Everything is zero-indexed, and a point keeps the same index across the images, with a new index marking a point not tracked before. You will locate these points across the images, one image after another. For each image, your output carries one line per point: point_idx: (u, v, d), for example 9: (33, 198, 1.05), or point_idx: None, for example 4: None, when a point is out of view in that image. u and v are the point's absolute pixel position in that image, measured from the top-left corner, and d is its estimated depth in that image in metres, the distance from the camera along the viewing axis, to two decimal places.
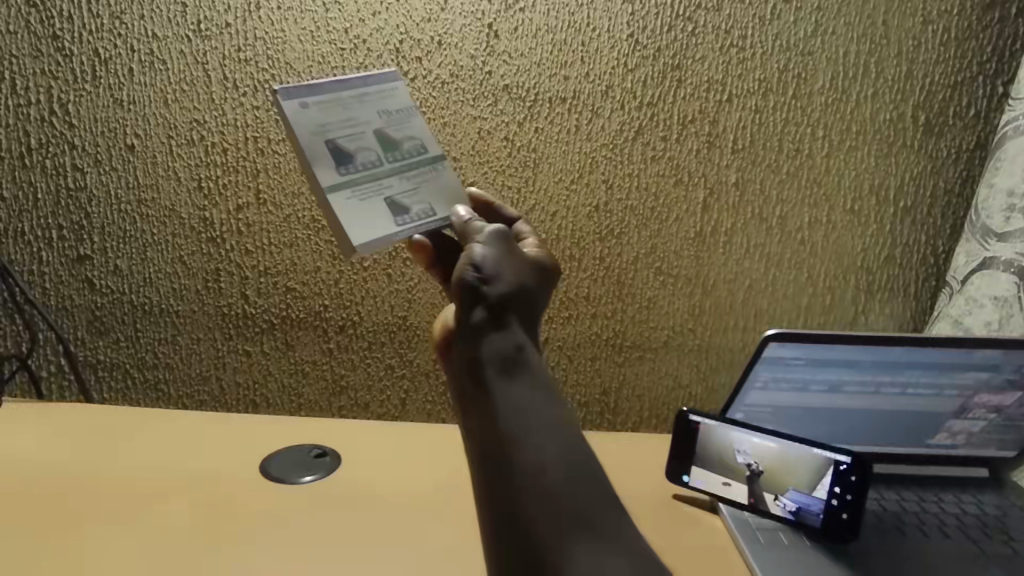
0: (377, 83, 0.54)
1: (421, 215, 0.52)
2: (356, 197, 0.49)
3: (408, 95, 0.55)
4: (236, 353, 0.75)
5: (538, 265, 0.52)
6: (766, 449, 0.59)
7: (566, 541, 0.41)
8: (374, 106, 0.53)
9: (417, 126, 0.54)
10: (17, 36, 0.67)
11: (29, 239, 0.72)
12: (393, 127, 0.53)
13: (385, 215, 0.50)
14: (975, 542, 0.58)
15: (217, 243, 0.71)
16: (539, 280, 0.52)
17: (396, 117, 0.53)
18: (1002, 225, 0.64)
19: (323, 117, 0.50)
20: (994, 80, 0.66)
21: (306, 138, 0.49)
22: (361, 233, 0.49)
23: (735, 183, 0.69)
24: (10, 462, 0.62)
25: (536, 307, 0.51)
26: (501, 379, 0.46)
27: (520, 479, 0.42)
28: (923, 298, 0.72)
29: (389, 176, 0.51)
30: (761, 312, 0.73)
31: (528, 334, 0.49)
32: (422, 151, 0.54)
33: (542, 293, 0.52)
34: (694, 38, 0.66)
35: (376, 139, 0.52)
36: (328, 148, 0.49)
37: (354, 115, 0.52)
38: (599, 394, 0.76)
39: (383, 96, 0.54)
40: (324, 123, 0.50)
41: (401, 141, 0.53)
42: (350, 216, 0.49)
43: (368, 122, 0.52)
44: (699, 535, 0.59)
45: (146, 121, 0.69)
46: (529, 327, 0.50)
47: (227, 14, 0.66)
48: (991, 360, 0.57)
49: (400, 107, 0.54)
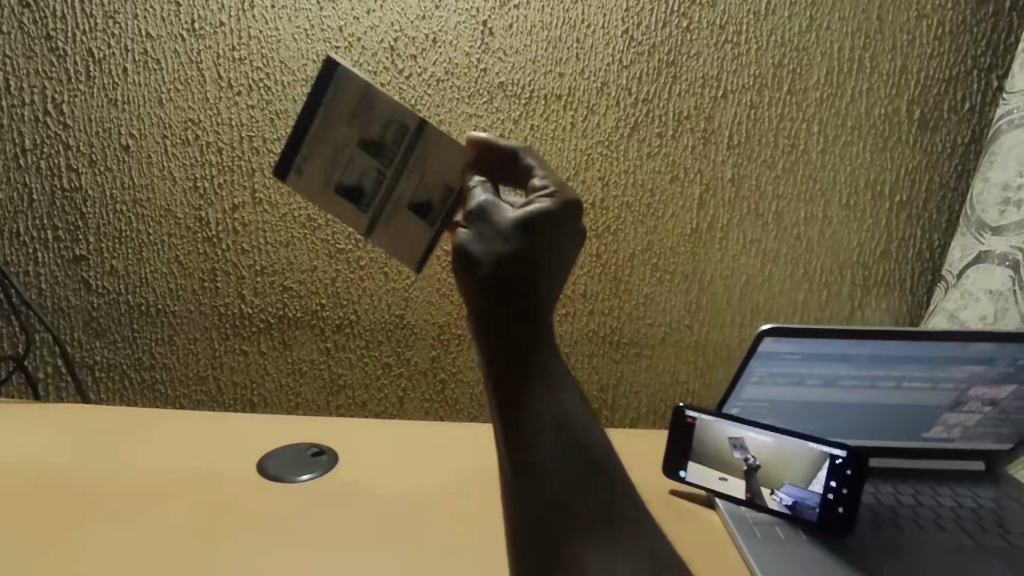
0: (325, 84, 0.53)
1: (442, 201, 0.54)
2: (385, 224, 0.56)
3: (355, 74, 0.53)
4: (233, 352, 0.75)
5: (541, 228, 0.47)
6: (763, 443, 0.59)
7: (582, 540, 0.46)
8: (342, 118, 0.54)
9: (382, 107, 0.54)
10: (11, 36, 0.67)
11: (25, 240, 0.72)
12: (368, 127, 0.54)
13: (413, 223, 0.55)
14: (971, 533, 0.58)
15: (213, 242, 0.71)
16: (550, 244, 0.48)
17: (364, 112, 0.54)
18: (997, 218, 0.65)
19: (319, 169, 0.55)
20: (989, 74, 0.66)
21: (321, 200, 0.56)
22: (408, 253, 0.56)
23: (731, 178, 0.70)
24: (9, 462, 0.62)
25: (549, 280, 0.49)
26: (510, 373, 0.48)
27: (540, 478, 0.47)
28: (919, 291, 0.72)
29: (393, 184, 0.55)
30: (758, 307, 0.73)
31: (539, 313, 0.48)
32: (405, 131, 0.54)
33: (554, 265, 0.49)
34: (689, 34, 0.66)
35: (365, 156, 0.54)
36: (339, 194, 0.55)
37: (337, 142, 0.54)
38: (598, 391, 0.76)
39: (340, 101, 0.54)
40: (321, 169, 0.55)
41: (382, 135, 0.54)
42: (397, 241, 0.56)
43: (349, 140, 0.54)
44: (697, 529, 0.59)
45: (141, 121, 0.69)
46: (542, 310, 0.48)
47: (221, 13, 0.66)
48: (985, 353, 0.57)
49: (358, 98, 0.54)
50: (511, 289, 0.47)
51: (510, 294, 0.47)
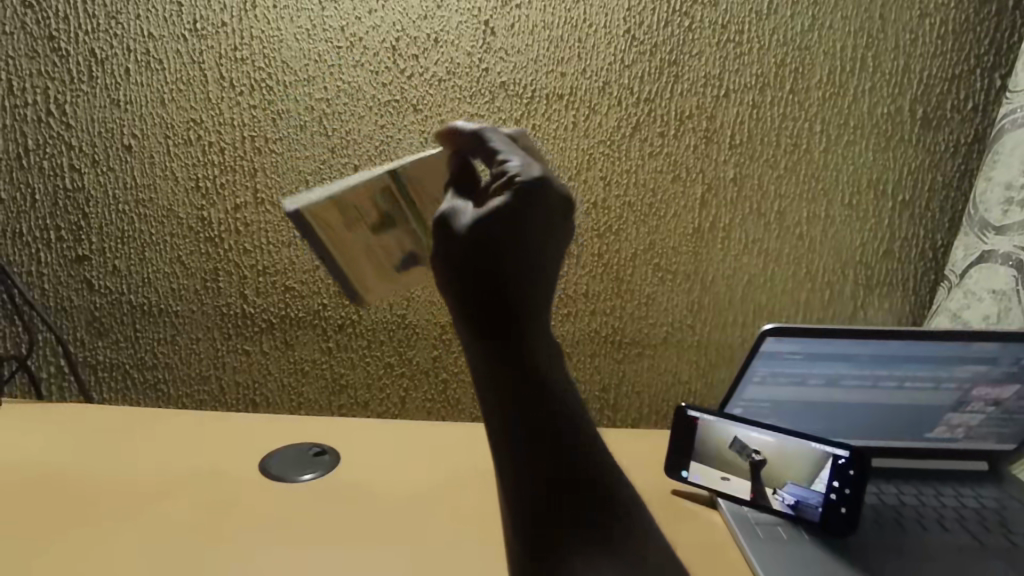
0: (307, 230, 0.47)
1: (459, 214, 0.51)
2: None
3: (315, 200, 0.47)
4: (236, 352, 0.75)
5: (509, 213, 0.41)
6: (765, 443, 0.59)
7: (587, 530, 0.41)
8: (348, 228, 0.48)
9: (356, 194, 0.48)
10: (13, 37, 0.67)
11: (27, 240, 0.72)
12: (369, 217, 0.49)
13: None
14: (973, 533, 0.58)
15: (215, 242, 0.71)
16: (525, 216, 0.41)
17: (351, 212, 0.48)
18: (1000, 218, 0.64)
19: (370, 274, 0.50)
20: (992, 72, 0.66)
21: (396, 289, 0.51)
22: None
23: (733, 178, 0.69)
24: (11, 461, 0.62)
25: (529, 255, 0.42)
26: (495, 382, 0.42)
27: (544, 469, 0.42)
28: (922, 291, 0.72)
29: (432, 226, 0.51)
30: (760, 307, 0.73)
31: (522, 291, 0.42)
32: (392, 191, 0.49)
33: (525, 254, 0.42)
34: (691, 33, 0.66)
35: (389, 236, 0.50)
36: (407, 269, 0.50)
37: (363, 248, 0.49)
38: (599, 391, 0.76)
39: (332, 223, 0.48)
40: (373, 272, 0.50)
41: (386, 208, 0.49)
42: None
43: (369, 233, 0.49)
44: (698, 530, 0.59)
45: (143, 121, 0.69)
46: (534, 292, 0.42)
47: (222, 13, 0.66)
48: (988, 352, 0.57)
49: (338, 205, 0.48)
50: (493, 267, 0.41)
51: (478, 292, 0.41)
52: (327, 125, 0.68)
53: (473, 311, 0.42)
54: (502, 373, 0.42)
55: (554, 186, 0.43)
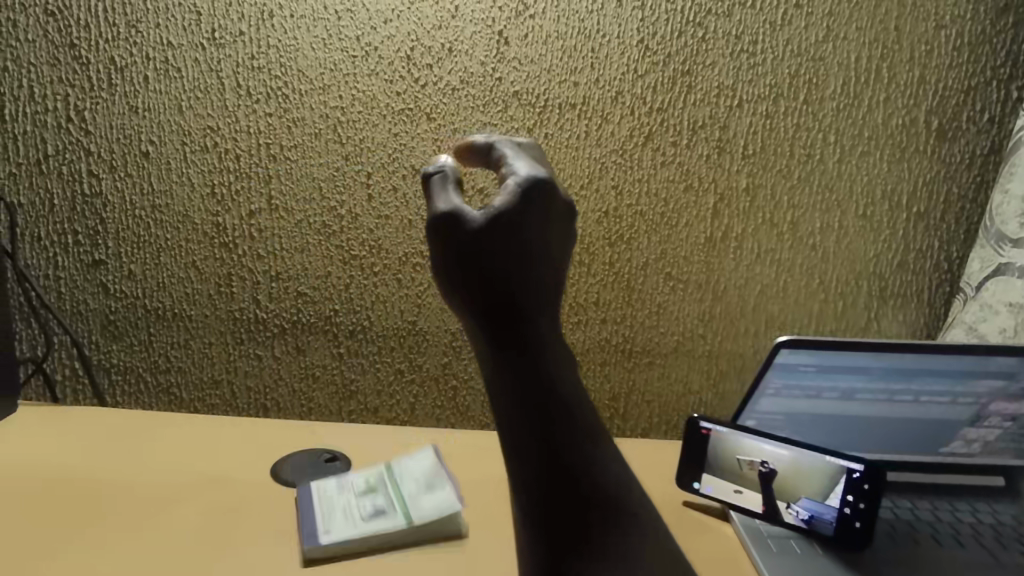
0: None
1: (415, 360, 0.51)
2: None
3: None
4: (248, 357, 0.75)
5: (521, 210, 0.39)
6: (778, 456, 0.59)
7: (612, 530, 0.39)
8: None
9: None
10: (36, 44, 0.68)
11: (45, 243, 0.73)
12: None
13: None
14: (990, 550, 0.57)
15: (230, 247, 0.72)
16: (536, 214, 0.40)
17: None
18: (1017, 230, 0.64)
19: None
20: (1008, 85, 0.66)
21: None
22: None
23: (746, 188, 0.69)
24: (25, 463, 0.63)
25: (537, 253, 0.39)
26: (508, 384, 0.39)
27: (560, 473, 0.38)
28: (937, 303, 0.71)
29: None
30: (772, 318, 0.72)
31: (534, 292, 0.39)
32: None
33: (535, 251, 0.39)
34: (705, 44, 0.66)
35: None
36: None
37: None
38: (609, 400, 0.75)
39: None
40: None
41: None
42: None
43: None
44: (709, 541, 0.58)
45: (162, 127, 0.70)
46: (546, 292, 0.40)
47: (241, 23, 0.67)
48: (1006, 367, 0.56)
49: None
50: (505, 264, 0.39)
51: (486, 294, 0.38)
52: (341, 133, 0.69)
53: (479, 315, 0.39)
54: (510, 378, 0.38)
55: (559, 192, 0.42)
